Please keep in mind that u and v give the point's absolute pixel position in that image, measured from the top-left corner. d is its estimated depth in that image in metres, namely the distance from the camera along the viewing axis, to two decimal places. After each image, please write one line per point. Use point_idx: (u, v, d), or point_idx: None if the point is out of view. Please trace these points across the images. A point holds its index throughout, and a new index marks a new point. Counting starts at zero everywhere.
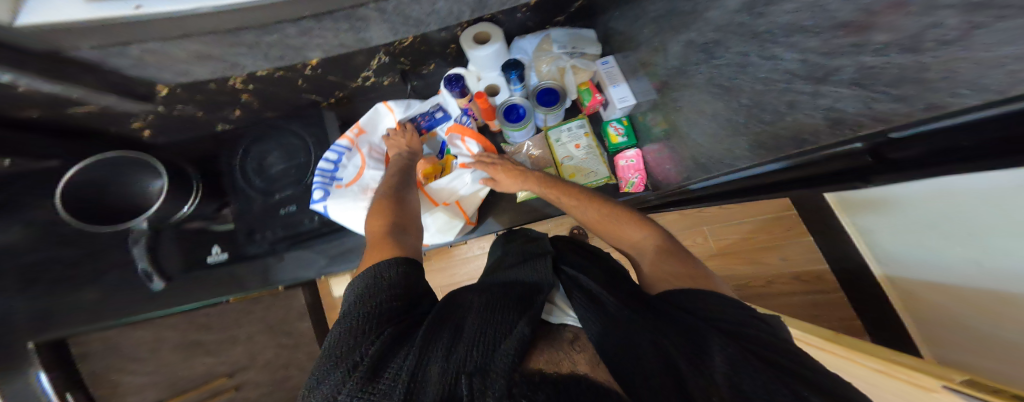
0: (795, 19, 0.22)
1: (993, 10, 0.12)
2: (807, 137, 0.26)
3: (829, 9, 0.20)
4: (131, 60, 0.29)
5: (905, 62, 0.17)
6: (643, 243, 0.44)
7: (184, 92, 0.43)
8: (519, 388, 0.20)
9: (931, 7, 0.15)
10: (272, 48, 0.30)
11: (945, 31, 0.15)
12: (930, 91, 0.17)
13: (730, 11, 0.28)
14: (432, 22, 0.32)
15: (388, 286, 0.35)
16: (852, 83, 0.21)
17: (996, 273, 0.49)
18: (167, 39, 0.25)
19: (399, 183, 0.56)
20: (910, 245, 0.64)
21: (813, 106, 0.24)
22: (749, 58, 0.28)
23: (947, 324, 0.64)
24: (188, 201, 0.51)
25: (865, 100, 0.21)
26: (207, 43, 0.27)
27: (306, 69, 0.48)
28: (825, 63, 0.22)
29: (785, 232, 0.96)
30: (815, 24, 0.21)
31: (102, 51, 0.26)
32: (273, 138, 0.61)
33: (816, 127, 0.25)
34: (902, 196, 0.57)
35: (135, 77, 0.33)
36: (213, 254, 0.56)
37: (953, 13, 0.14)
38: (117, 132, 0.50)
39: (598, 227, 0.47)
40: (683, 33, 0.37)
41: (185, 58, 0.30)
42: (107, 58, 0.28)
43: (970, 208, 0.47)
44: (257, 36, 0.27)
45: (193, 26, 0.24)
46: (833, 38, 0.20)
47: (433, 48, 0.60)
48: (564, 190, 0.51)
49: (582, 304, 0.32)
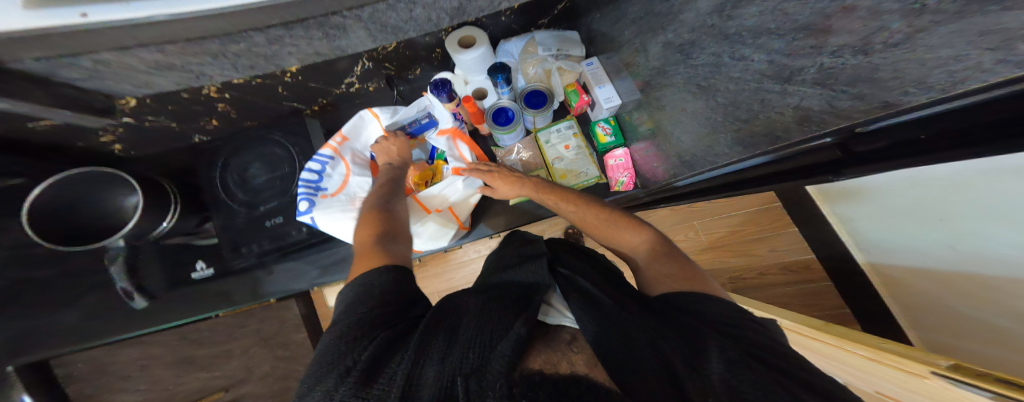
0: (761, 22, 0.27)
1: (934, 15, 0.17)
2: (780, 134, 0.31)
3: (789, 14, 0.25)
4: (80, 69, 0.30)
5: (860, 64, 0.22)
6: (640, 245, 0.46)
7: (155, 102, 0.48)
8: (519, 388, 0.20)
9: (875, 13, 0.20)
10: (237, 56, 0.31)
11: (893, 34, 0.20)
12: (882, 89, 0.22)
13: (702, 14, 0.33)
14: (410, 29, 0.33)
15: (376, 294, 0.37)
16: (814, 82, 0.26)
17: (969, 254, 0.56)
18: (127, 50, 0.27)
19: (388, 195, 0.57)
20: (887, 231, 0.73)
21: (782, 104, 0.29)
22: (722, 60, 0.33)
23: (929, 300, 0.71)
24: (166, 217, 0.54)
25: (828, 98, 0.26)
26: (163, 52, 0.28)
27: (285, 76, 0.53)
28: (789, 63, 0.27)
29: (774, 224, 1.02)
30: (778, 26, 0.26)
31: (53, 60, 0.27)
32: (253, 148, 0.64)
33: (787, 124, 0.30)
34: (878, 188, 0.65)
35: (83, 87, 0.36)
36: (198, 270, 0.64)
37: (894, 18, 0.19)
38: (86, 146, 0.55)
39: (598, 233, 0.48)
40: (661, 35, 0.41)
41: (144, 67, 0.31)
42: (51, 68, 0.29)
43: (940, 196, 0.54)
44: (219, 44, 0.28)
45: (146, 36, 0.25)
46: (794, 40, 0.25)
47: (418, 53, 0.63)
48: (561, 194, 0.52)
49: (578, 304, 0.33)
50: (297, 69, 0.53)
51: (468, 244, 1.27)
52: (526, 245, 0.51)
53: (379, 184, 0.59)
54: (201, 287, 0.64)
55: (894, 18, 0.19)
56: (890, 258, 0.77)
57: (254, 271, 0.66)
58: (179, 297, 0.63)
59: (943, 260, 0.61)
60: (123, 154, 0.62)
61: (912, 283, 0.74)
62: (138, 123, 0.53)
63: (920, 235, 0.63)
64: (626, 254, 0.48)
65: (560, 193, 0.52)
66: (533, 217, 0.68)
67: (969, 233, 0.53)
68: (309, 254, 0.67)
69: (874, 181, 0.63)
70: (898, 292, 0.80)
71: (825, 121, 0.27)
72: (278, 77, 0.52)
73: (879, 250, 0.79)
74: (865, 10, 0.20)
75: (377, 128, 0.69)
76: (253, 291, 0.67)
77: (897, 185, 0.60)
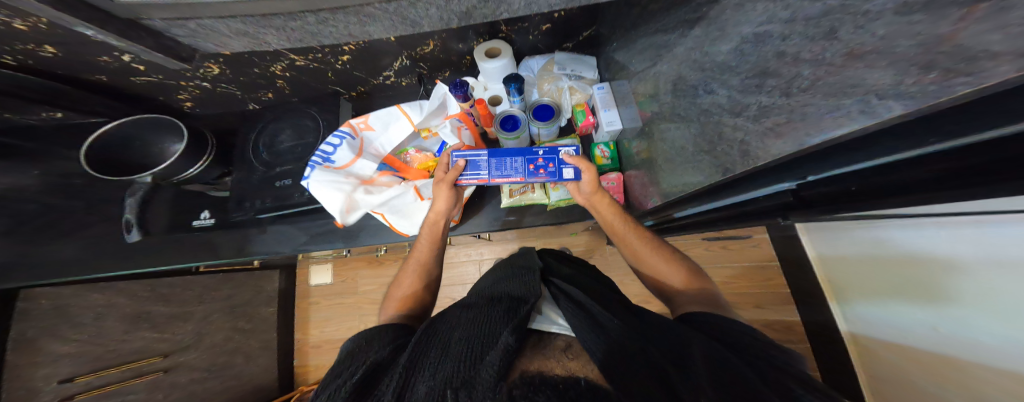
0: (726, 59, 0.29)
1: (828, 66, 0.19)
2: (728, 167, 0.30)
3: (746, 54, 0.26)
4: (188, 31, 0.37)
5: (783, 104, 0.23)
6: (682, 288, 0.52)
7: (232, 72, 0.59)
8: (520, 390, 0.27)
9: (797, 60, 0.21)
10: (295, 32, 0.36)
11: (803, 80, 0.21)
12: (794, 130, 0.22)
13: (689, 49, 0.36)
14: (426, 23, 0.37)
15: (378, 339, 0.42)
16: (754, 119, 0.26)
17: (966, 344, 0.62)
18: (223, 20, 0.34)
19: (422, 286, 0.58)
20: (886, 303, 0.80)
21: (731, 137, 0.29)
22: (698, 92, 0.34)
23: (899, 376, 0.80)
24: (195, 164, 0.61)
25: (762, 135, 0.25)
26: (248, 23, 0.34)
27: (336, 63, 0.63)
28: (740, 100, 0.27)
29: (763, 282, 1.16)
30: (737, 65, 0.27)
31: (173, 21, 0.35)
32: (289, 118, 0.69)
33: (732, 159, 0.29)
34: (918, 258, 0.68)
35: (186, 44, 0.42)
36: (201, 219, 0.67)
37: (807, 66, 0.21)
38: (165, 100, 0.65)
39: (654, 265, 0.54)
40: (659, 65, 0.43)
41: (230, 34, 0.37)
42: (170, 27, 0.37)
43: (977, 281, 0.58)
44: (284, 21, 0.34)
45: (237, 10, 0.31)
46: (746, 79, 0.26)
47: (451, 57, 0.70)
48: (630, 223, 0.56)
49: (572, 311, 0.39)
50: (349, 57, 0.62)
51: (461, 246, 1.29)
52: (524, 258, 0.58)
53: (414, 271, 0.59)
54: (191, 235, 0.67)
55: (807, 66, 0.21)
56: (870, 330, 0.87)
57: (248, 228, 0.69)
58: (172, 241, 0.66)
59: (924, 339, 0.71)
60: (190, 110, 0.70)
61: (886, 357, 0.84)
62: (211, 88, 0.64)
63: (935, 317, 0.68)
64: (662, 279, 0.54)
65: (630, 219, 0.56)
66: (522, 223, 0.70)
67: (958, 319, 0.63)
68: (302, 220, 0.69)
69: (924, 250, 0.66)
70: (869, 360, 0.89)
71: (756, 158, 0.26)
72: (330, 63, 0.63)
73: (867, 320, 0.88)
74: (792, 57, 0.22)
75: (404, 125, 0.67)
76: (239, 248, 0.68)
77: (907, 259, 0.71)
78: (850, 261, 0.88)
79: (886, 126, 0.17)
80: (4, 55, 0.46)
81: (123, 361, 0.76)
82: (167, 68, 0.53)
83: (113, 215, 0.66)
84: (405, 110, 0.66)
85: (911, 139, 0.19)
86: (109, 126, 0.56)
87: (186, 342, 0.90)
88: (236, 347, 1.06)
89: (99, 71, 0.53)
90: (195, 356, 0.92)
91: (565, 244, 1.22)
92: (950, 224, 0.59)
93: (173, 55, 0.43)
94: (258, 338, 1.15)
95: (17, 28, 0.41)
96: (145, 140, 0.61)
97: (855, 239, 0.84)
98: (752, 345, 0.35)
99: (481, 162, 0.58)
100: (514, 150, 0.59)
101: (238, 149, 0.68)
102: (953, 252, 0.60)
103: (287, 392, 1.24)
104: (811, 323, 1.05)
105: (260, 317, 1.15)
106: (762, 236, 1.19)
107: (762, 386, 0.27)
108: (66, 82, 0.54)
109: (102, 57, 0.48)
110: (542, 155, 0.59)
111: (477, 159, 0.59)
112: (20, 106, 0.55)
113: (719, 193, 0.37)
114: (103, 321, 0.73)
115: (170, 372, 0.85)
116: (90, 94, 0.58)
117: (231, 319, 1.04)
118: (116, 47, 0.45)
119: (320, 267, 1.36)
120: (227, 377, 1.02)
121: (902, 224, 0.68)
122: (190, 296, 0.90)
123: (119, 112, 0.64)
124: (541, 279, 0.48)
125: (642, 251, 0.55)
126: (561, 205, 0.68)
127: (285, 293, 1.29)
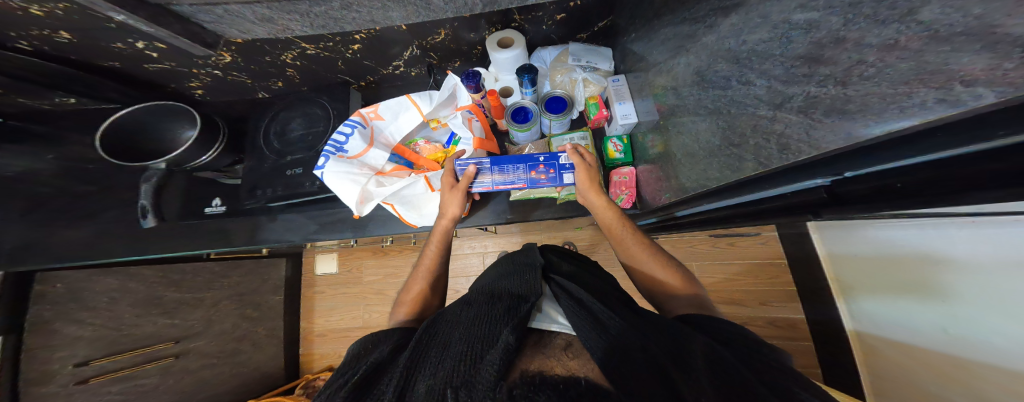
0: (769, 47, 0.28)
1: (901, 51, 0.18)
2: (762, 160, 0.30)
3: (793, 43, 0.26)
4: (213, 17, 0.37)
5: (835, 94, 0.22)
6: (678, 289, 0.51)
7: (243, 60, 0.59)
8: (520, 390, 0.27)
9: (860, 46, 0.20)
10: (318, 17, 0.36)
11: (865, 68, 0.20)
12: (849, 120, 0.21)
13: (722, 39, 0.34)
14: (448, 9, 0.36)
15: (381, 338, 0.42)
16: (799, 110, 0.25)
17: (975, 346, 0.61)
18: (245, 4, 0.33)
19: (432, 294, 0.58)
20: (897, 303, 0.79)
21: (768, 130, 0.29)
22: (732, 83, 0.33)
23: (904, 375, 0.80)
24: (207, 152, 0.60)
25: (806, 126, 0.25)
26: (271, 8, 0.33)
27: (346, 52, 0.62)
28: (784, 90, 0.27)
29: (772, 280, 1.15)
30: (782, 54, 0.27)
31: (199, 7, 0.34)
32: (299, 107, 0.69)
33: (769, 152, 0.29)
34: (933, 258, 0.67)
35: (210, 30, 0.41)
36: (212, 206, 0.67)
37: (873, 52, 0.20)
38: (176, 88, 0.65)
39: (648, 270, 0.54)
40: (684, 56, 0.42)
41: (253, 20, 0.36)
42: (197, 13, 0.36)
43: (991, 283, 0.57)
44: (307, 6, 0.33)
45: None
46: (792, 68, 0.26)
47: (461, 47, 0.69)
48: (628, 226, 0.55)
49: (573, 310, 0.39)
50: (359, 46, 0.61)
51: (465, 238, 1.29)
52: (524, 255, 0.57)
53: (423, 276, 0.59)
54: (201, 222, 0.67)
55: (873, 52, 0.20)
56: (878, 329, 0.87)
57: (258, 217, 0.69)
58: (186, 228, 0.67)
59: (931, 339, 0.71)
60: (201, 98, 0.70)
61: (891, 356, 0.83)
62: (222, 76, 0.63)
63: (947, 317, 0.67)
64: (657, 281, 0.53)
65: (624, 220, 0.56)
66: (531, 217, 0.69)
67: (968, 321, 0.62)
68: (312, 210, 0.69)
69: (940, 251, 0.65)
70: (875, 361, 0.89)
71: (799, 151, 0.25)
72: (340, 52, 0.62)
73: (874, 320, 0.88)
74: (854, 43, 0.21)
75: (415, 115, 0.66)
76: (249, 236, 0.69)
77: (921, 258, 0.70)
78: (861, 259, 0.88)
79: (964, 115, 0.17)
80: (19, 39, 0.46)
81: (135, 346, 0.77)
82: (183, 55, 0.53)
83: (125, 201, 0.66)
84: (415, 100, 0.64)
85: (978, 132, 0.18)
86: (121, 113, 0.56)
87: (196, 328, 0.91)
88: (244, 334, 1.08)
89: (113, 58, 0.52)
90: (205, 343, 0.94)
91: (569, 239, 1.23)
92: (970, 224, 0.58)
93: (196, 40, 0.42)
94: (265, 326, 1.16)
95: (32, 14, 0.40)
96: (157, 127, 0.61)
97: (867, 238, 0.83)
98: (766, 346, 0.34)
99: (484, 169, 0.60)
100: (518, 157, 0.61)
101: (249, 138, 0.68)
102: (971, 252, 0.60)
103: (293, 379, 1.26)
104: (817, 322, 1.05)
105: (267, 305, 1.17)
106: (770, 234, 1.18)
107: (780, 391, 0.26)
108: (79, 68, 0.54)
109: (116, 43, 0.48)
110: (543, 161, 0.60)
111: (480, 164, 0.60)
112: (35, 89, 0.55)
113: (744, 188, 0.36)
114: (117, 305, 0.74)
115: (180, 358, 0.87)
116: (103, 80, 0.58)
117: (239, 306, 1.06)
118: (133, 32, 0.44)
119: (326, 257, 1.37)
120: (234, 364, 1.04)
121: (922, 223, 0.67)
122: (201, 282, 0.92)
123: (130, 98, 0.63)
124: (542, 277, 0.48)
125: (639, 252, 0.54)
126: (571, 199, 0.68)
127: (291, 281, 1.31)
